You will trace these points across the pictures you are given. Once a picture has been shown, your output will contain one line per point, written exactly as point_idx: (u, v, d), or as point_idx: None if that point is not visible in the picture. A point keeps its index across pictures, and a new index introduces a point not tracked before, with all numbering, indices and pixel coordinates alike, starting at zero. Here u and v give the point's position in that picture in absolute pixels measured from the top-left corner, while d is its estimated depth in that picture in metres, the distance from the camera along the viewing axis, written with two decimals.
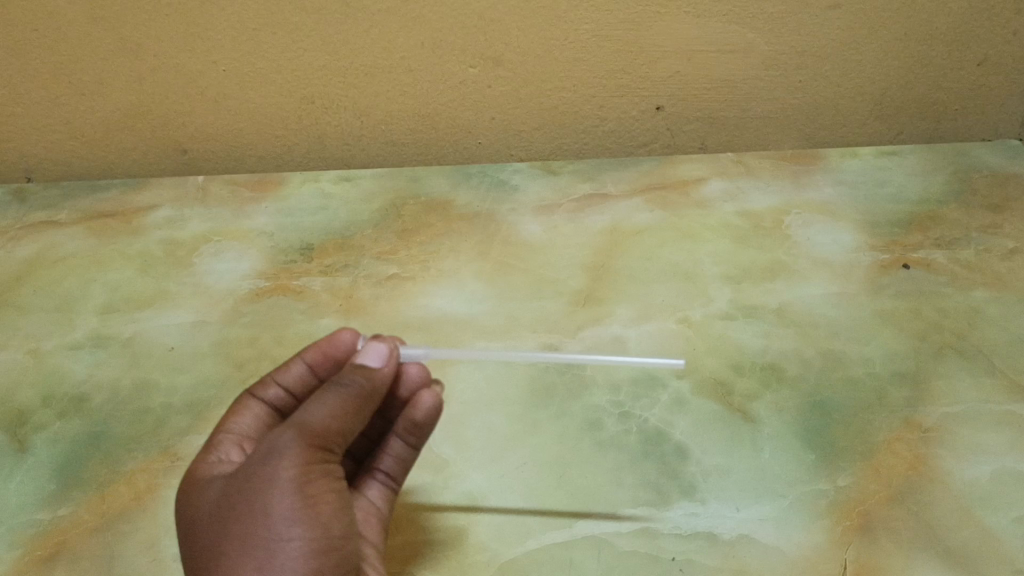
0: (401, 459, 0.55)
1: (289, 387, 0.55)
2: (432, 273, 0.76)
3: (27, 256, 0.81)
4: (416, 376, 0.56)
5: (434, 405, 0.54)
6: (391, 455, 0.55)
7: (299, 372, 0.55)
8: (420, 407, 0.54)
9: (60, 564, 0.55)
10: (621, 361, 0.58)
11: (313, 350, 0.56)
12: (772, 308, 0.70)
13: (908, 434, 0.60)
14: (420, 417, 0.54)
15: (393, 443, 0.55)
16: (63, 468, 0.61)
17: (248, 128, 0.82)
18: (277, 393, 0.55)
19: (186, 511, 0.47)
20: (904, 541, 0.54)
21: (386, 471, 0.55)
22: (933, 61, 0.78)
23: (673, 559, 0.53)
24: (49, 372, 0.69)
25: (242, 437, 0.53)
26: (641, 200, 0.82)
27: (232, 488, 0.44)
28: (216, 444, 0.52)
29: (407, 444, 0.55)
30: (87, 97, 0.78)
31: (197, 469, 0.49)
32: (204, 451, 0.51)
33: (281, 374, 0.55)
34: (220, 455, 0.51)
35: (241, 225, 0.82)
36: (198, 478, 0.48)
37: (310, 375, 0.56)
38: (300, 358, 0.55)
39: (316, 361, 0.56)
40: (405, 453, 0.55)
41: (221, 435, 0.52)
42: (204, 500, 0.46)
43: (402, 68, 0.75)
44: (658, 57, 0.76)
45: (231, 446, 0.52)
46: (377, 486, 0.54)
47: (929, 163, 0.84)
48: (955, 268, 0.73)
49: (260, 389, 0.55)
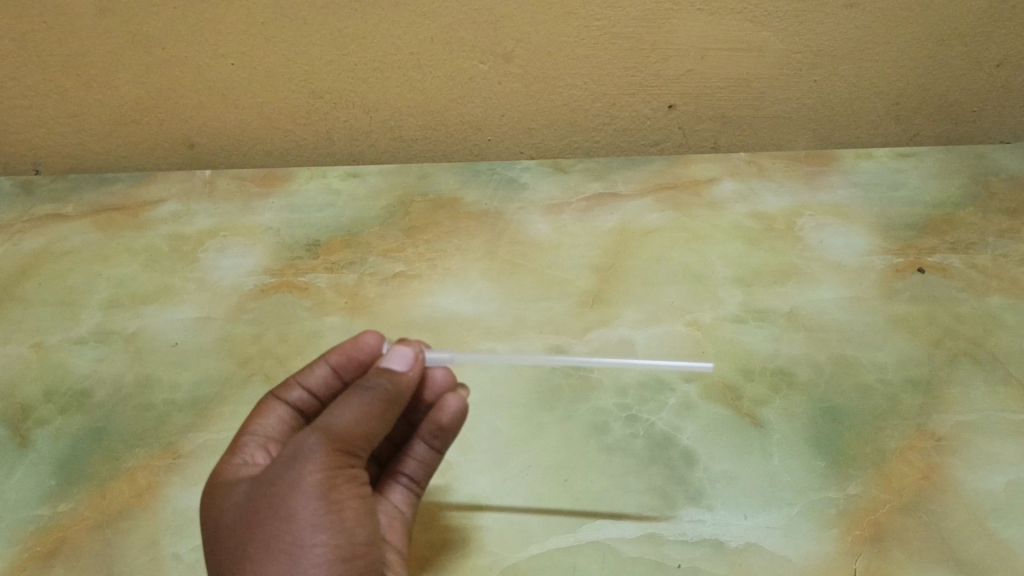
0: (425, 463, 0.54)
1: (313, 390, 0.54)
2: (439, 271, 0.75)
3: (32, 249, 0.80)
4: (443, 379, 0.55)
5: (460, 409, 0.53)
6: (415, 459, 0.54)
7: (322, 375, 0.54)
8: (445, 411, 0.53)
9: (59, 561, 0.55)
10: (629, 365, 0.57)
11: (337, 353, 0.54)
12: (783, 311, 0.69)
13: (922, 442, 0.59)
14: (445, 421, 0.53)
15: (417, 446, 0.54)
16: (64, 464, 0.61)
17: (256, 122, 0.81)
18: (301, 395, 0.54)
19: (208, 515, 0.46)
20: (915, 552, 0.53)
21: (410, 475, 0.54)
22: (952, 61, 0.76)
23: (679, 566, 0.52)
24: (52, 367, 0.69)
25: (267, 440, 0.52)
26: (652, 200, 0.81)
27: (256, 492, 0.44)
28: (241, 446, 0.51)
29: (431, 448, 0.54)
30: (96, 90, 0.78)
31: (221, 471, 0.49)
32: (229, 453, 0.50)
33: (305, 376, 0.54)
34: (244, 458, 0.50)
35: (248, 220, 0.82)
36: (222, 480, 0.48)
37: (334, 377, 0.54)
38: (324, 360, 0.54)
39: (340, 364, 0.54)
40: (429, 457, 0.54)
41: (246, 437, 0.52)
42: (227, 504, 0.45)
43: (412, 64, 0.75)
44: (671, 55, 0.74)
45: (256, 448, 0.51)
46: (400, 490, 0.54)
47: (945, 165, 0.83)
48: (971, 273, 0.72)
49: (284, 391, 0.54)
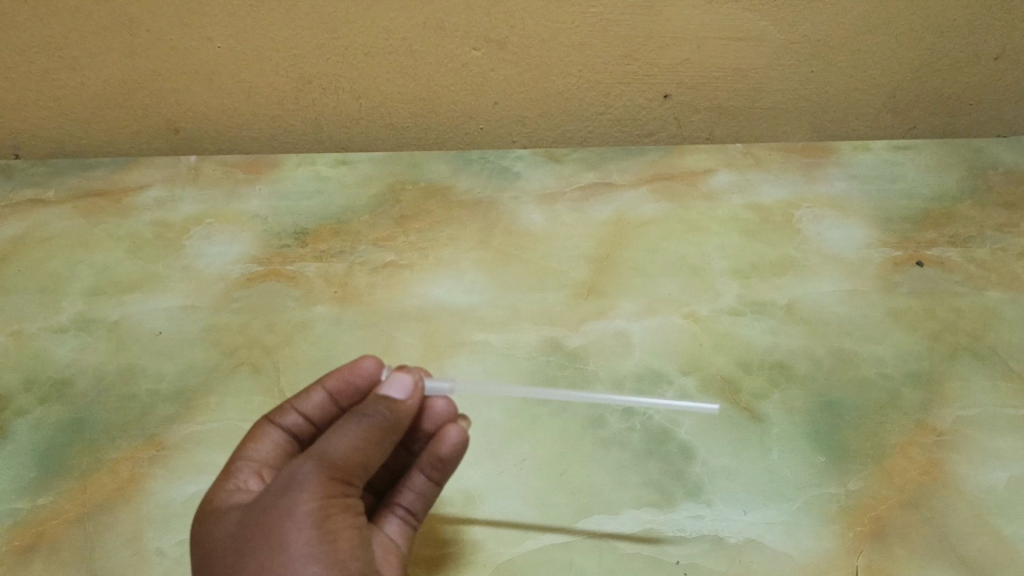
0: (423, 495, 0.51)
1: (308, 414, 0.52)
2: (431, 261, 0.74)
3: (12, 235, 0.78)
4: (443, 410, 0.53)
5: (461, 441, 0.51)
6: (412, 490, 0.51)
7: (319, 400, 0.52)
8: (445, 442, 0.51)
9: (38, 557, 0.53)
10: (646, 404, 0.55)
11: (334, 377, 0.52)
12: (781, 304, 0.68)
13: (923, 437, 0.58)
14: (445, 453, 0.51)
15: (415, 478, 0.52)
16: (44, 456, 0.59)
17: (243, 107, 0.79)
18: (297, 420, 0.52)
19: (199, 542, 0.44)
20: (917, 549, 0.52)
21: (407, 506, 0.51)
22: (950, 54, 0.75)
23: (677, 563, 0.51)
24: (32, 356, 0.67)
25: (261, 466, 0.50)
26: (647, 190, 0.80)
27: (248, 519, 0.42)
28: (234, 472, 0.49)
29: (431, 480, 0.51)
30: (77, 73, 0.75)
31: (213, 498, 0.47)
32: (222, 479, 0.48)
33: (301, 401, 0.52)
34: (238, 483, 0.48)
35: (235, 208, 0.80)
36: (214, 507, 0.46)
37: (331, 404, 0.52)
38: (320, 386, 0.52)
39: (338, 389, 0.52)
40: (427, 489, 0.51)
41: (239, 463, 0.49)
42: (219, 530, 0.44)
43: (404, 50, 0.73)
44: (668, 43, 0.73)
45: (250, 475, 0.49)
46: (395, 522, 0.51)
47: (942, 158, 0.82)
48: (970, 267, 0.71)
49: (279, 416, 0.52)
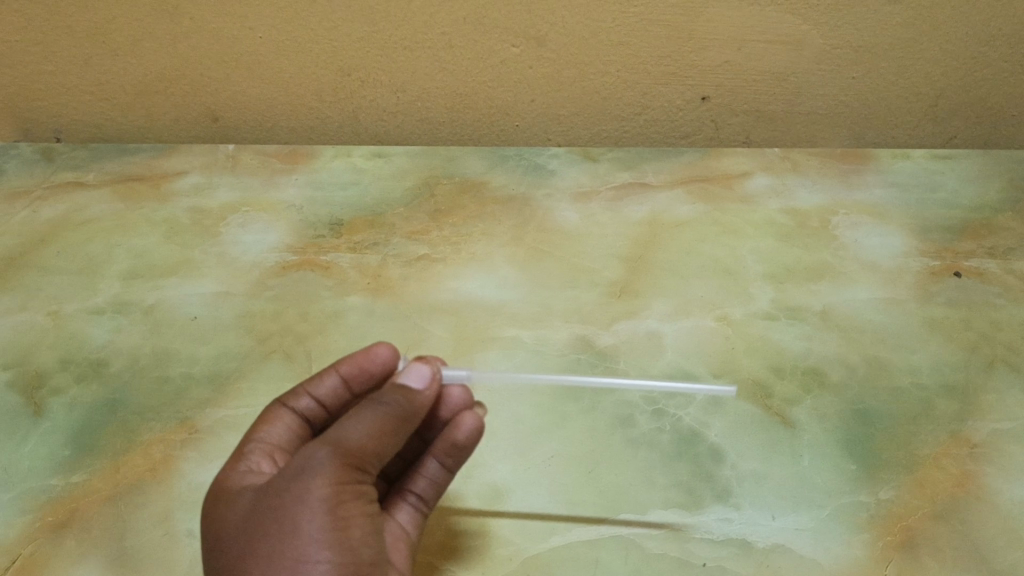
0: (436, 482, 0.51)
1: (321, 399, 0.52)
2: (464, 256, 0.74)
3: (52, 216, 0.79)
4: (459, 397, 0.53)
5: (477, 427, 0.51)
6: (425, 477, 0.51)
7: (332, 384, 0.52)
8: (462, 428, 0.51)
9: (70, 533, 0.54)
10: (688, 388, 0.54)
11: (348, 363, 0.52)
12: (816, 310, 0.68)
13: (956, 448, 0.58)
14: (460, 439, 0.51)
15: (429, 464, 0.51)
16: (78, 434, 0.60)
17: (283, 98, 0.80)
18: (309, 404, 0.52)
19: (210, 523, 0.44)
20: (948, 560, 0.51)
21: (419, 493, 0.51)
22: (994, 63, 0.75)
23: (704, 565, 0.51)
24: (70, 336, 0.68)
25: (273, 448, 0.49)
26: (682, 192, 0.79)
27: (262, 502, 0.42)
28: (246, 454, 0.48)
29: (444, 467, 0.51)
30: (120, 59, 0.77)
31: (225, 479, 0.47)
32: (233, 461, 0.48)
33: (314, 385, 0.52)
34: (250, 465, 0.48)
35: (271, 196, 0.81)
36: (226, 488, 0.46)
37: (344, 389, 0.53)
38: (334, 371, 0.52)
39: (351, 375, 0.52)
40: (440, 476, 0.51)
41: (251, 444, 0.49)
42: (231, 512, 0.44)
43: (442, 44, 0.73)
44: (709, 45, 0.73)
45: (262, 457, 0.49)
46: (407, 510, 0.51)
47: (984, 169, 0.81)
48: (1009, 279, 0.70)
49: (291, 399, 0.52)
